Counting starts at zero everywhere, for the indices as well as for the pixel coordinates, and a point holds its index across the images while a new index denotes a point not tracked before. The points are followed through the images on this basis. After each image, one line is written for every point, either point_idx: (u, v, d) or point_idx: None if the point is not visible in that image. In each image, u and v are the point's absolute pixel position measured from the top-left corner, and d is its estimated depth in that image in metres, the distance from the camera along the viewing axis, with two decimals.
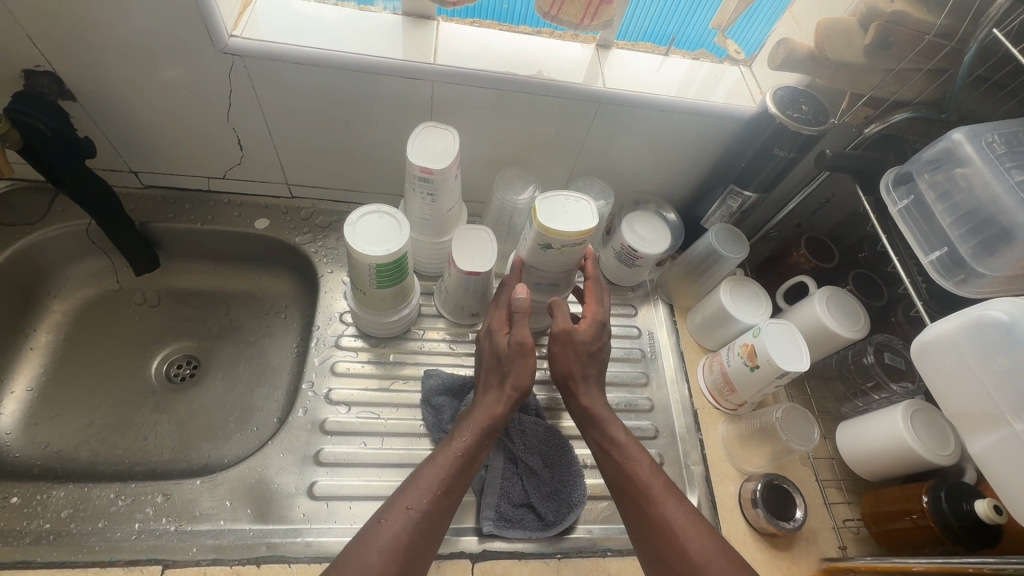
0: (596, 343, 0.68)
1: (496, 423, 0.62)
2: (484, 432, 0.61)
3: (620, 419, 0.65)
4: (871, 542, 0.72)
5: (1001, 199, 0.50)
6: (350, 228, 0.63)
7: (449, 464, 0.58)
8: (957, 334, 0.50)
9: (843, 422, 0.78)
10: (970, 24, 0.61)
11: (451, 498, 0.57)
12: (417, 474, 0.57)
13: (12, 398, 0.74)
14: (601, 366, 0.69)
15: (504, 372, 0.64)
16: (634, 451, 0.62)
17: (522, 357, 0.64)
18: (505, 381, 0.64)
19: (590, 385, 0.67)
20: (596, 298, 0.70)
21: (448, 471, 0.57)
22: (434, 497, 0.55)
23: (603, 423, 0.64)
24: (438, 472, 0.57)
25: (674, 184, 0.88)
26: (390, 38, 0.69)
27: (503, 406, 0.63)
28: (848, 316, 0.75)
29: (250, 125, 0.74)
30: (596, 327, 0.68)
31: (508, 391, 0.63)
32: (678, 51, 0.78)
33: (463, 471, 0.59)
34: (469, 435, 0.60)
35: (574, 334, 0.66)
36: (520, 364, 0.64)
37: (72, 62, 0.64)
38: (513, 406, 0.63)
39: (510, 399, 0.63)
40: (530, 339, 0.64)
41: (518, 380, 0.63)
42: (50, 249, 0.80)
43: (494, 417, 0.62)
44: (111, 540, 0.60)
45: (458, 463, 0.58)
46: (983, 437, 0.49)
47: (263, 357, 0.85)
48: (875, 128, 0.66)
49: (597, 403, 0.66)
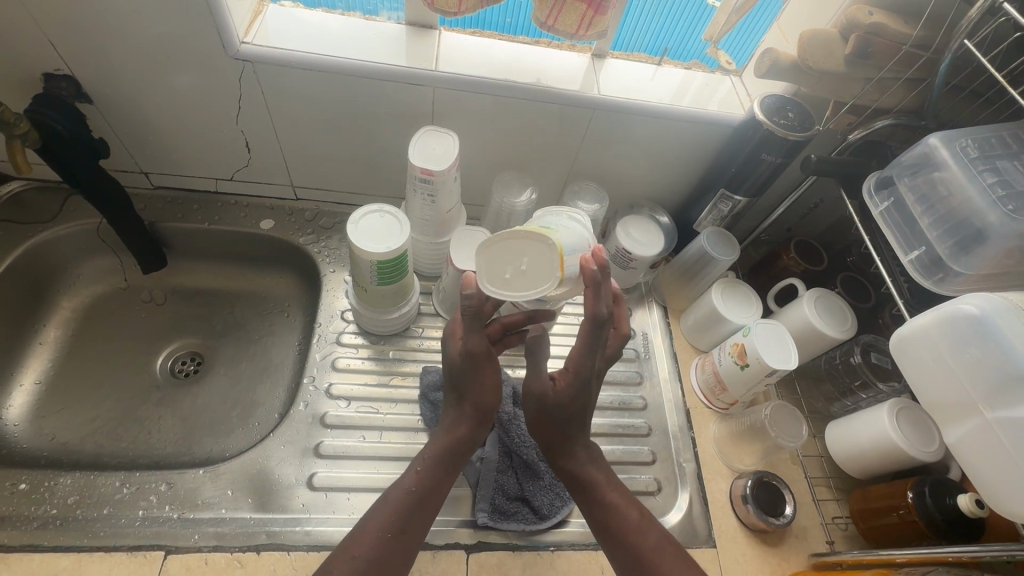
0: (578, 403, 0.60)
1: (457, 446, 0.60)
2: (438, 459, 0.59)
3: (609, 477, 0.62)
4: (859, 539, 0.74)
5: (973, 201, 0.53)
6: (353, 226, 0.66)
7: (404, 499, 0.56)
8: (934, 328, 0.52)
9: (833, 422, 0.80)
10: (944, 36, 0.65)
11: (407, 536, 0.55)
12: (368, 517, 0.55)
13: (20, 391, 0.76)
14: (588, 419, 0.62)
15: (464, 386, 0.61)
16: (623, 507, 0.60)
17: (473, 366, 0.60)
18: (463, 396, 0.62)
19: (580, 445, 0.62)
20: (586, 346, 0.56)
21: (402, 507, 0.55)
22: (388, 538, 0.54)
23: (592, 488, 0.61)
24: (390, 511, 0.55)
25: (666, 189, 0.91)
26: (394, 45, 0.72)
27: (460, 426, 0.61)
28: (836, 317, 0.77)
29: (259, 129, 0.77)
30: (577, 383, 0.58)
31: (468, 411, 0.61)
32: (671, 61, 0.81)
33: (421, 503, 0.56)
34: (426, 462, 0.59)
35: (548, 395, 0.61)
36: (479, 379, 0.60)
37: (89, 66, 0.67)
38: (472, 424, 0.61)
39: (469, 418, 0.61)
40: (480, 348, 0.59)
41: (478, 399, 0.61)
42: (61, 247, 0.82)
43: (454, 440, 0.60)
44: (116, 526, 0.62)
45: (414, 496, 0.56)
46: (956, 427, 0.51)
47: (265, 354, 0.87)
48: (858, 135, 0.69)
49: (585, 466, 0.62)
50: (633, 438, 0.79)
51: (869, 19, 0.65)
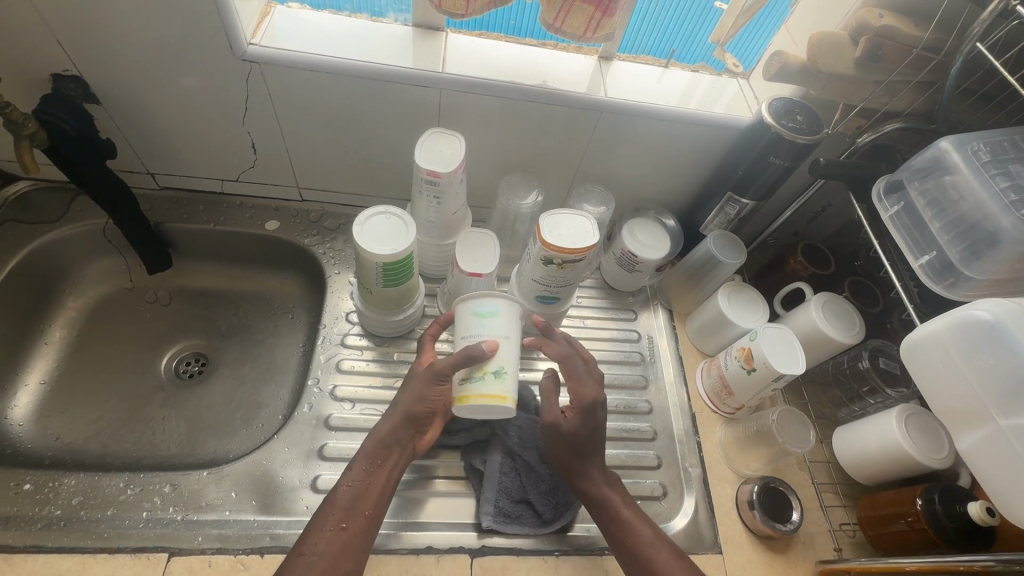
0: (586, 430, 0.64)
1: (387, 443, 0.62)
2: (371, 456, 0.61)
3: (624, 495, 0.65)
4: (867, 545, 0.73)
5: (986, 206, 0.52)
6: (358, 227, 0.66)
7: (341, 497, 0.58)
8: (945, 334, 0.52)
9: (840, 427, 0.79)
10: (955, 39, 0.65)
11: (349, 532, 0.56)
12: (314, 517, 0.57)
13: (25, 391, 0.77)
14: (601, 447, 0.66)
15: (402, 390, 0.65)
16: (636, 522, 0.62)
17: (423, 379, 0.63)
18: (400, 400, 0.64)
19: (595, 468, 0.65)
20: (573, 373, 0.66)
21: (340, 506, 0.57)
22: (330, 536, 0.55)
23: (609, 507, 0.63)
24: (331, 510, 0.57)
25: (673, 192, 0.90)
26: (401, 47, 0.72)
27: (392, 424, 0.63)
28: (844, 322, 0.76)
29: (265, 130, 0.77)
30: (583, 413, 0.64)
31: (399, 414, 0.63)
32: (677, 64, 0.81)
33: (356, 499, 0.58)
34: (359, 462, 0.61)
35: (559, 425, 0.65)
36: (420, 386, 0.63)
37: (96, 67, 0.67)
38: (405, 424, 0.63)
39: (402, 418, 0.63)
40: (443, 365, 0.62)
41: (414, 401, 0.63)
42: (67, 246, 0.82)
43: (380, 439, 0.62)
44: (120, 527, 0.62)
45: (349, 493, 0.58)
46: (969, 433, 0.50)
47: (269, 355, 0.87)
48: (868, 139, 0.68)
49: (602, 487, 0.64)
50: (638, 442, 0.79)
51: (880, 22, 0.64)
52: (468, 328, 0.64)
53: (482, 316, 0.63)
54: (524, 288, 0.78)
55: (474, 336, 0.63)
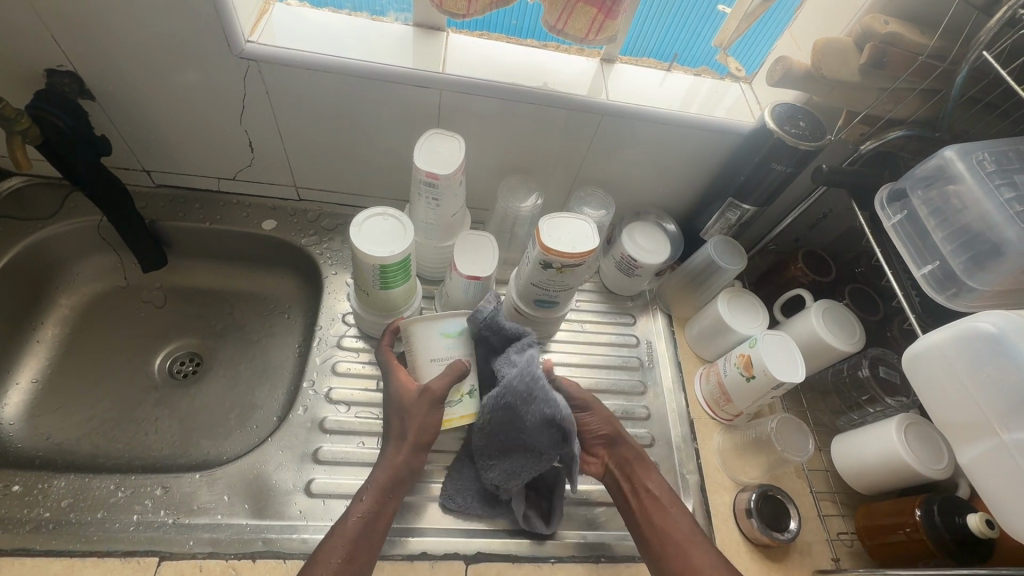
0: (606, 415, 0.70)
1: (398, 476, 0.60)
2: (387, 487, 0.59)
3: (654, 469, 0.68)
4: (865, 555, 0.72)
5: (989, 217, 0.52)
6: (356, 229, 0.65)
7: (351, 528, 0.56)
8: (947, 345, 0.51)
9: (839, 435, 0.79)
10: (961, 46, 0.64)
11: (355, 564, 0.54)
12: (322, 545, 0.55)
13: (16, 390, 0.75)
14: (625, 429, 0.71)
15: (405, 419, 0.62)
16: (669, 502, 0.64)
17: (420, 397, 0.61)
18: (405, 431, 0.62)
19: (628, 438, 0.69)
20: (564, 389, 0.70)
21: (350, 537, 0.55)
22: (336, 568, 0.53)
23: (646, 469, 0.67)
24: (338, 541, 0.55)
25: (674, 196, 0.90)
26: (401, 46, 0.71)
27: (403, 457, 0.61)
28: (845, 329, 0.76)
29: (262, 128, 0.76)
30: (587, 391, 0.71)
31: (410, 444, 0.61)
32: (680, 67, 0.80)
33: (365, 531, 0.56)
34: (370, 493, 0.59)
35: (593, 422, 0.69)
36: (423, 414, 0.61)
37: (91, 62, 0.66)
38: (414, 455, 0.61)
39: (412, 447, 0.61)
40: (440, 388, 0.61)
41: (420, 429, 0.61)
42: (61, 244, 0.81)
43: (395, 471, 0.60)
44: (110, 531, 0.61)
45: (360, 526, 0.56)
46: (971, 446, 0.50)
47: (264, 356, 0.86)
48: (870, 146, 0.68)
49: (637, 453, 0.68)
50: None
51: (885, 28, 0.64)
52: (435, 349, 0.64)
53: (451, 337, 0.64)
54: (523, 291, 0.77)
55: (445, 359, 0.64)
